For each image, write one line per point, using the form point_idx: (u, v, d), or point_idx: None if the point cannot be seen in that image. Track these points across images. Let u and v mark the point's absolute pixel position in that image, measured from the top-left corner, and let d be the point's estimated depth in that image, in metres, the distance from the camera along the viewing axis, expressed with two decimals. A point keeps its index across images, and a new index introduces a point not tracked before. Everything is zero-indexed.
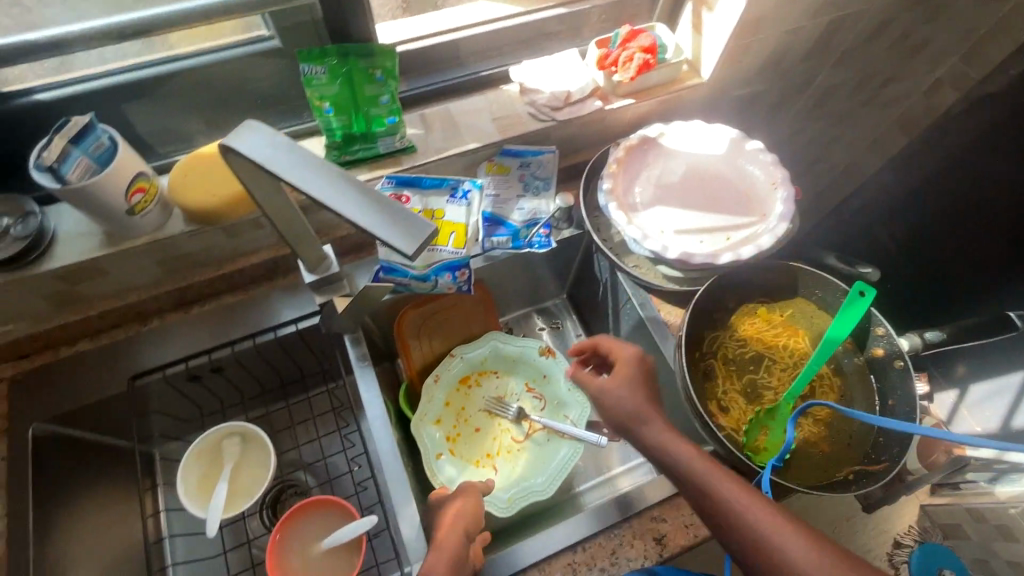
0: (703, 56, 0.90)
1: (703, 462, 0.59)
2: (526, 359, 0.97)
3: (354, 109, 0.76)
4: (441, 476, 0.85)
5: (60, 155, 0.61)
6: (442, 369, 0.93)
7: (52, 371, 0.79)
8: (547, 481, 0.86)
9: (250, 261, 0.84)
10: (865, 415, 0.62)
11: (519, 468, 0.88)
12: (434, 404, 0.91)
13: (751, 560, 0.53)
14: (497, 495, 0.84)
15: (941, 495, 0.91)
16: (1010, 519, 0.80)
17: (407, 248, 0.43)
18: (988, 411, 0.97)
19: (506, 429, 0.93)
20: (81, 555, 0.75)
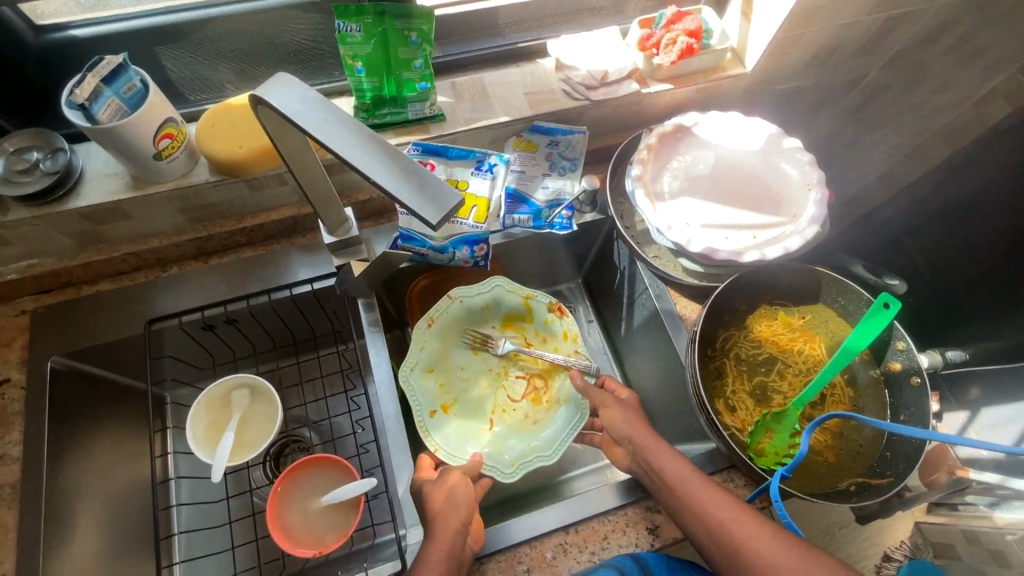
0: (750, 45, 0.87)
1: (674, 467, 0.67)
2: (528, 312, 0.90)
3: (386, 73, 0.75)
4: (435, 434, 0.80)
5: (92, 95, 0.60)
6: (436, 312, 0.86)
7: (73, 307, 0.80)
8: (549, 445, 0.80)
9: (272, 217, 0.84)
10: (881, 422, 0.62)
11: (519, 428, 0.85)
12: (426, 353, 0.85)
13: (716, 554, 0.60)
14: (497, 461, 0.78)
15: (937, 514, 0.90)
16: (1005, 545, 0.81)
17: (431, 217, 0.43)
18: (1003, 432, 0.94)
19: (502, 386, 0.89)
20: (91, 487, 0.78)
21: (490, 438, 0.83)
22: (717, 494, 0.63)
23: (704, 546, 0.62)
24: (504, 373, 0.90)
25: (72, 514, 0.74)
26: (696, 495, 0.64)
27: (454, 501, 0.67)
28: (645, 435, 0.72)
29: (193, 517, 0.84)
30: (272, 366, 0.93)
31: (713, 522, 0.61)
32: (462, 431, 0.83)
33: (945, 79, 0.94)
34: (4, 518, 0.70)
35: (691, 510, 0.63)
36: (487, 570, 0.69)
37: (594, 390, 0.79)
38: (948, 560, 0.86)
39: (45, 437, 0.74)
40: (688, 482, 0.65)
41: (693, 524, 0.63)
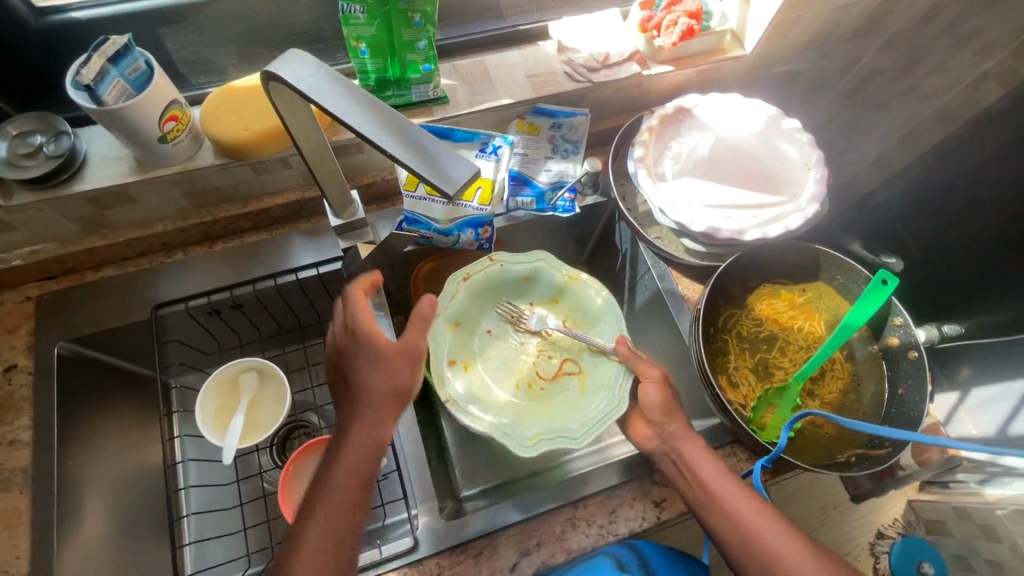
0: (749, 27, 0.88)
1: (688, 443, 0.67)
2: (574, 292, 0.84)
3: (390, 55, 0.75)
4: (450, 386, 0.75)
5: (97, 75, 0.59)
6: (476, 269, 0.82)
7: (78, 292, 0.80)
8: (582, 427, 0.73)
9: (276, 202, 0.84)
10: (859, 425, 0.64)
11: (545, 407, 0.77)
12: (457, 304, 0.80)
13: (721, 528, 0.62)
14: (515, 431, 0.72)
15: (929, 491, 0.92)
16: (995, 520, 0.84)
17: (450, 188, 0.43)
18: (992, 413, 0.93)
19: (532, 360, 0.82)
20: (101, 471, 0.78)
21: (512, 411, 0.76)
22: (764, 514, 0.61)
23: (738, 559, 0.61)
24: (538, 348, 0.83)
25: (84, 498, 0.75)
26: (743, 514, 0.61)
27: (389, 385, 0.64)
28: (690, 444, 0.67)
29: (201, 499, 0.84)
30: (279, 350, 0.94)
31: (725, 500, 0.63)
32: (480, 397, 0.77)
33: (936, 64, 0.97)
34: (17, 501, 0.70)
35: (735, 526, 0.61)
36: (499, 544, 0.71)
37: (637, 360, 0.73)
38: (940, 536, 0.90)
39: (55, 421, 0.74)
40: (698, 458, 0.66)
41: (705, 502, 0.64)
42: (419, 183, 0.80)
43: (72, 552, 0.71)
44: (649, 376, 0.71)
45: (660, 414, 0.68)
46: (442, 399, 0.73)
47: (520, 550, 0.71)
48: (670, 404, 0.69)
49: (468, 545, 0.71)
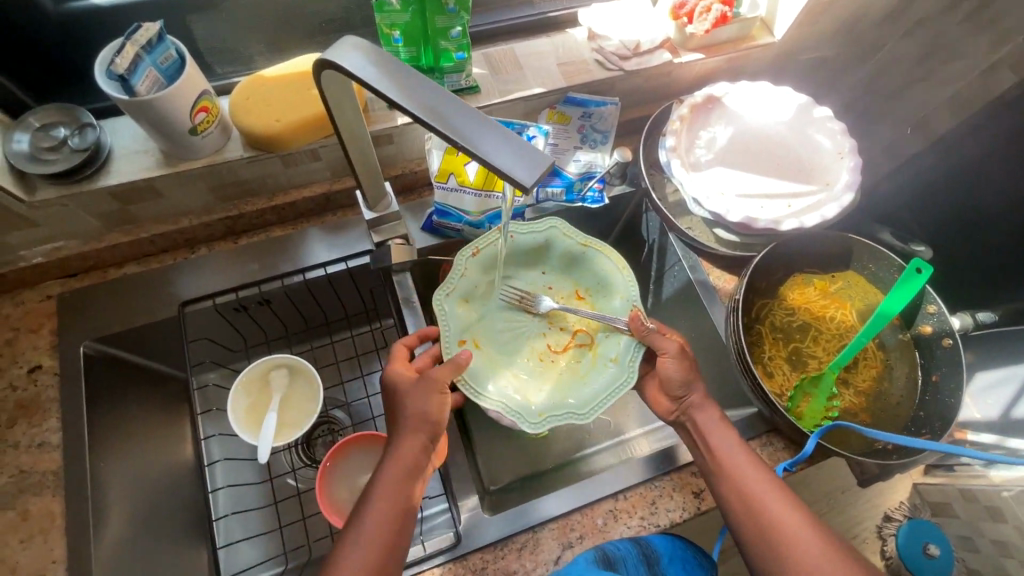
0: (779, 14, 0.87)
1: (719, 426, 0.67)
2: (586, 260, 0.79)
3: (424, 43, 0.73)
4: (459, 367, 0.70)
5: (131, 64, 0.57)
6: (485, 241, 0.76)
7: (101, 290, 0.78)
8: (588, 403, 0.70)
9: (303, 195, 0.82)
10: (889, 437, 0.65)
11: (558, 380, 0.74)
12: (465, 279, 0.75)
13: (736, 509, 0.62)
14: (524, 407, 0.70)
15: (935, 475, 0.91)
16: (1001, 501, 0.83)
17: (525, 178, 0.41)
18: (993, 398, 0.90)
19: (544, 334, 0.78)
20: (129, 472, 0.76)
21: (522, 387, 0.73)
22: (774, 489, 0.62)
23: (737, 526, 0.62)
24: (552, 319, 0.79)
25: (118, 499, 0.74)
26: (750, 483, 0.62)
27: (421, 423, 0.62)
28: (710, 412, 0.68)
29: (230, 500, 0.83)
30: (305, 346, 0.92)
31: (747, 484, 0.62)
32: (493, 376, 0.72)
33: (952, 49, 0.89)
34: (49, 504, 0.69)
35: (740, 495, 0.62)
36: (542, 538, 0.71)
37: (649, 334, 0.70)
38: (946, 518, 0.90)
39: (84, 422, 0.72)
40: (725, 441, 0.66)
41: (724, 484, 0.64)
42: (452, 175, 0.79)
43: (110, 554, 0.69)
44: (666, 350, 0.69)
45: (680, 376, 0.68)
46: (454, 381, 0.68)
47: (563, 543, 0.71)
48: (694, 372, 0.69)
49: (511, 539, 0.71)
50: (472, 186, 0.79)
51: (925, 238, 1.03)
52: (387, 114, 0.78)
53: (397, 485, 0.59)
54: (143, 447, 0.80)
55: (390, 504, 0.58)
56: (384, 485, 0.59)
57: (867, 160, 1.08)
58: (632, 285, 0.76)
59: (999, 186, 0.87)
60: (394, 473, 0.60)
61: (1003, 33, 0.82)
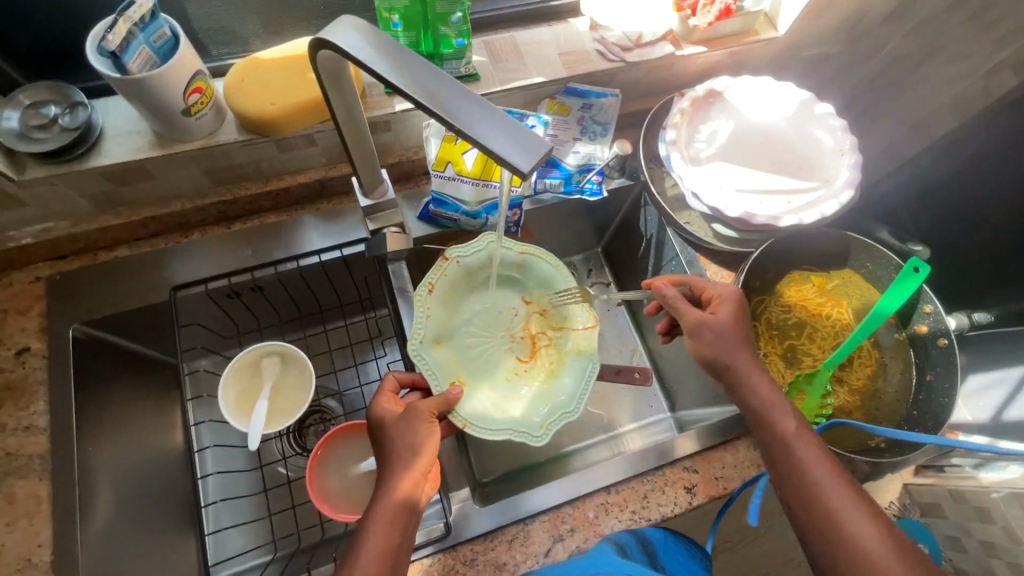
0: (783, 9, 0.86)
1: (774, 398, 0.63)
2: (526, 267, 0.80)
3: (424, 27, 0.73)
4: (459, 408, 0.69)
5: (123, 41, 0.56)
6: (436, 275, 0.75)
7: (91, 272, 0.77)
8: (574, 395, 0.74)
9: (298, 180, 0.81)
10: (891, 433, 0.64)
11: (539, 390, 0.76)
12: (430, 319, 0.73)
13: (791, 491, 0.59)
14: (524, 424, 0.71)
15: (924, 475, 0.92)
16: (991, 502, 0.83)
17: (523, 164, 0.40)
18: (983, 402, 0.90)
19: (510, 348, 0.80)
20: (116, 457, 0.76)
21: (513, 404, 0.74)
22: (833, 473, 0.58)
23: (794, 513, 0.59)
24: (509, 331, 0.81)
25: (105, 484, 0.73)
26: (809, 466, 0.59)
27: (413, 454, 0.59)
28: (766, 390, 0.63)
29: (220, 487, 0.82)
30: (298, 335, 0.92)
31: (805, 465, 0.59)
32: (489, 405, 0.72)
33: (956, 50, 0.86)
34: (35, 488, 0.68)
35: (798, 480, 0.59)
36: (532, 530, 0.71)
37: (677, 301, 0.67)
38: (934, 518, 0.90)
39: (73, 405, 0.71)
40: (784, 418, 0.62)
41: (781, 464, 0.60)
42: (449, 164, 0.79)
43: (97, 540, 0.69)
44: (691, 317, 0.66)
45: (717, 354, 0.65)
46: (461, 423, 0.67)
47: (554, 535, 0.71)
48: (736, 345, 0.65)
49: (501, 531, 0.71)
50: (469, 176, 0.78)
51: (923, 238, 1.02)
52: (384, 100, 0.77)
53: (393, 517, 0.55)
54: (132, 432, 0.79)
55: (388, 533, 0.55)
56: (381, 517, 0.55)
57: (867, 159, 1.08)
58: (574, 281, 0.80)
59: (999, 187, 0.87)
60: (390, 506, 0.56)
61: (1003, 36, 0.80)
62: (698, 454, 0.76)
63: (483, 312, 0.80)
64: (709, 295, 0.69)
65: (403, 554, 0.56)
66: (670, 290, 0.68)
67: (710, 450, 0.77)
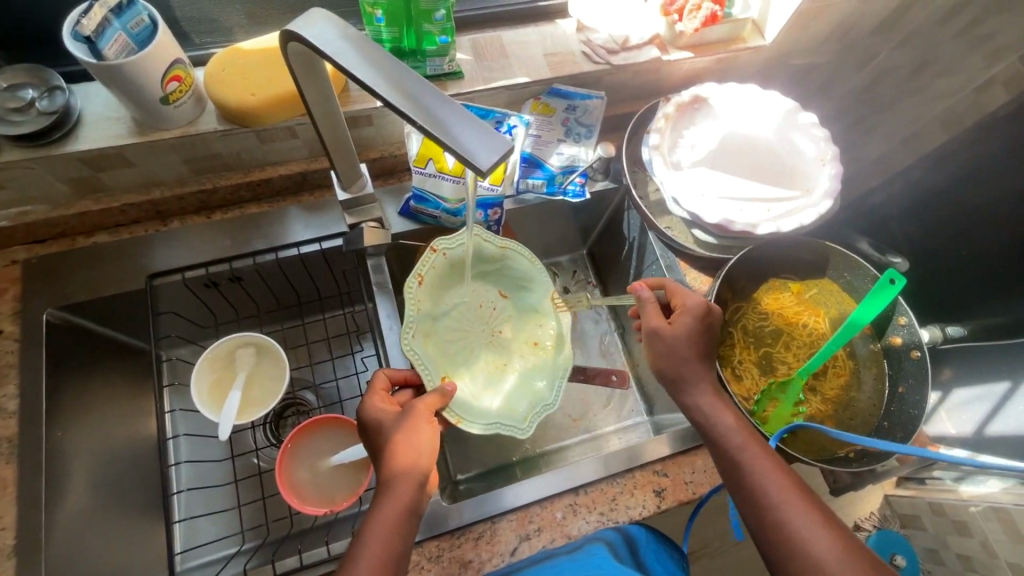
0: (770, 17, 0.86)
1: (725, 417, 0.64)
2: (506, 262, 0.81)
3: (407, 24, 0.73)
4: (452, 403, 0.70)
5: (99, 27, 0.57)
6: (424, 267, 0.75)
7: (67, 257, 0.77)
8: (552, 386, 0.77)
9: (279, 172, 0.81)
10: (856, 439, 0.64)
11: (520, 384, 0.78)
12: (420, 314, 0.73)
13: (750, 510, 0.59)
14: (511, 418, 0.73)
15: (905, 488, 0.93)
16: (969, 516, 0.82)
17: (483, 162, 0.40)
18: (967, 414, 0.91)
19: (491, 343, 0.80)
20: (86, 443, 0.76)
21: (497, 399, 0.75)
22: (794, 493, 0.57)
23: (756, 532, 0.58)
24: (488, 324, 0.81)
25: (75, 469, 0.73)
26: (765, 485, 0.58)
27: (413, 453, 0.58)
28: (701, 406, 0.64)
29: (192, 475, 0.82)
30: (277, 326, 0.92)
31: (759, 484, 0.58)
32: (475, 401, 0.73)
33: (944, 64, 0.86)
34: (1, 472, 0.68)
35: (757, 497, 0.58)
36: (499, 528, 0.71)
37: (647, 306, 0.69)
38: (913, 530, 0.91)
39: (43, 389, 0.71)
40: (736, 439, 0.62)
41: (739, 485, 0.60)
42: (431, 160, 0.79)
43: (62, 525, 0.69)
44: (650, 323, 0.68)
45: (665, 364, 0.67)
46: (454, 420, 0.68)
47: (521, 534, 0.71)
48: (687, 358, 0.66)
49: (469, 528, 0.71)
50: (450, 173, 0.78)
51: (908, 250, 1.03)
52: (367, 95, 0.77)
53: (399, 511, 0.55)
54: (104, 419, 0.79)
55: (391, 526, 0.54)
56: (382, 516, 0.55)
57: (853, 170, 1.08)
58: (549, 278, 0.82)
59: (981, 202, 0.87)
60: (393, 504, 0.55)
61: (994, 51, 0.80)
62: (669, 458, 0.77)
63: (463, 304, 0.81)
64: (676, 304, 0.70)
65: (403, 553, 0.55)
66: (644, 293, 0.70)
67: (681, 455, 0.77)
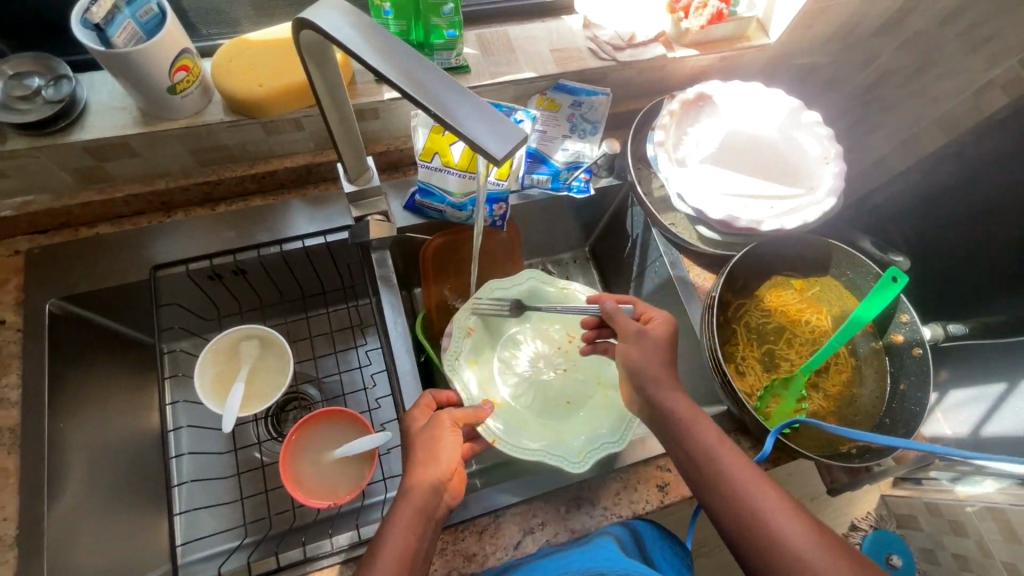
0: (775, 16, 0.87)
1: (685, 407, 0.62)
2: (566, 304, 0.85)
3: (414, 18, 0.73)
4: (492, 424, 0.73)
5: (107, 15, 0.56)
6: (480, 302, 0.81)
7: (70, 247, 0.77)
8: (617, 429, 0.75)
9: (284, 164, 0.81)
10: (857, 434, 0.65)
11: (580, 421, 0.78)
12: (471, 344, 0.79)
13: (711, 497, 0.58)
14: (562, 450, 0.73)
15: (902, 487, 0.93)
16: (964, 516, 0.83)
17: (496, 150, 0.40)
18: (963, 415, 0.91)
19: (553, 381, 0.83)
20: (87, 435, 0.75)
21: (549, 431, 0.77)
22: (755, 477, 0.57)
23: (721, 521, 0.57)
24: (551, 365, 0.84)
25: (77, 461, 0.72)
26: (727, 472, 0.58)
27: (434, 460, 0.59)
28: (685, 400, 0.62)
29: (194, 467, 0.82)
30: (280, 320, 0.91)
31: (720, 471, 0.58)
32: (522, 430, 0.75)
33: (946, 66, 0.87)
34: (3, 462, 0.67)
35: (722, 485, 0.57)
36: (503, 522, 0.71)
37: (619, 318, 0.68)
38: (909, 530, 0.91)
39: (45, 379, 0.71)
40: (696, 427, 0.61)
41: (702, 473, 0.59)
42: (436, 155, 0.78)
43: (64, 516, 0.68)
44: (624, 337, 0.66)
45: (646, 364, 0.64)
46: (489, 439, 0.71)
47: (525, 528, 0.71)
48: None
49: (473, 522, 0.71)
50: (456, 167, 0.78)
51: (908, 250, 1.03)
52: (374, 88, 0.77)
53: (415, 515, 0.56)
54: (105, 411, 0.79)
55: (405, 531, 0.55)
56: (398, 518, 0.56)
57: (855, 169, 1.08)
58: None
59: (981, 202, 0.88)
60: (413, 505, 0.56)
61: (995, 53, 0.81)
62: None
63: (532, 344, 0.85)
64: (646, 319, 0.70)
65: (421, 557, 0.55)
66: (610, 305, 0.69)
67: None
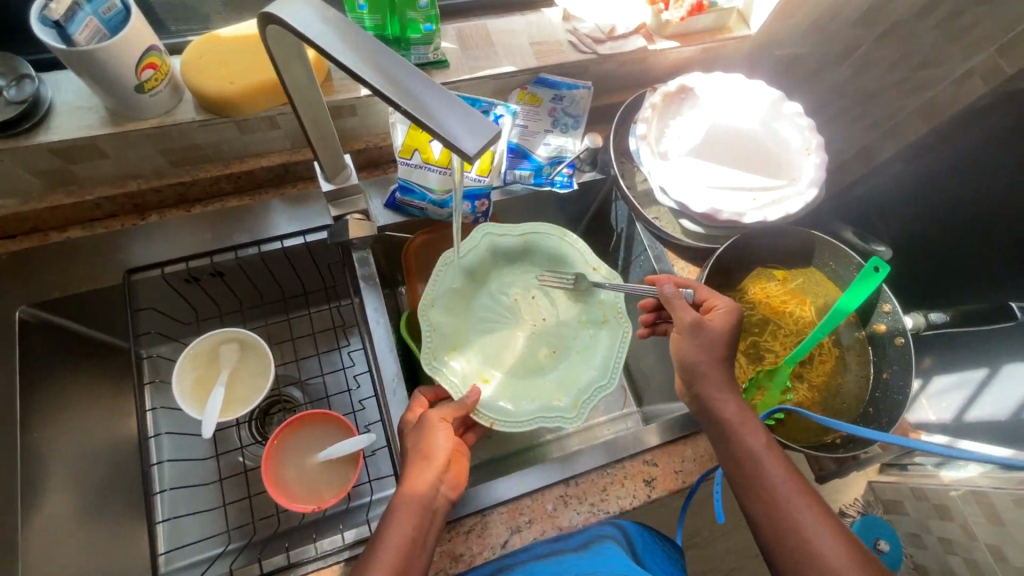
0: (754, 7, 0.86)
1: (738, 413, 0.63)
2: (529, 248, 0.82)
3: (390, 11, 0.71)
4: (485, 407, 0.70)
5: (67, 11, 0.54)
6: (440, 278, 0.76)
7: (40, 253, 0.75)
8: (605, 372, 0.74)
9: (260, 163, 0.79)
10: (842, 424, 0.64)
11: (566, 370, 0.76)
12: (443, 331, 0.74)
13: (753, 501, 0.59)
14: (557, 407, 0.72)
15: (888, 473, 0.94)
16: (950, 500, 0.83)
17: (469, 147, 0.39)
18: (947, 401, 0.93)
19: (528, 332, 0.79)
20: (64, 444, 0.73)
21: (542, 389, 0.74)
22: (800, 492, 0.58)
23: (757, 522, 0.59)
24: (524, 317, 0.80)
25: (52, 472, 0.71)
26: (776, 483, 0.58)
27: (423, 459, 0.60)
28: (723, 405, 0.63)
29: (176, 476, 0.81)
30: (261, 322, 0.90)
31: (763, 479, 0.59)
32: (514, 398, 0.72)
33: None
34: None
35: (765, 494, 0.58)
36: (490, 521, 0.71)
37: (679, 301, 0.66)
38: (896, 515, 0.92)
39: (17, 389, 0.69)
40: (748, 436, 0.62)
41: (744, 479, 0.60)
42: (416, 152, 0.76)
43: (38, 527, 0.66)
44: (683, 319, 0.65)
45: (692, 356, 0.64)
46: (488, 423, 0.68)
47: (511, 527, 0.71)
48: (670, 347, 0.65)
49: (459, 522, 0.70)
50: (436, 164, 0.76)
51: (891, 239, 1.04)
52: (350, 84, 0.76)
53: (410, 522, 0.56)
54: (81, 420, 0.77)
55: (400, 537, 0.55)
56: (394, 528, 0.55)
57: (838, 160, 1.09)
58: (587, 252, 0.81)
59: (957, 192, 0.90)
60: (403, 511, 0.56)
61: None
62: (660, 448, 0.77)
63: (493, 302, 0.80)
64: (709, 304, 0.68)
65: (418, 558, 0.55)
66: (671, 287, 0.67)
67: (673, 445, 0.77)
